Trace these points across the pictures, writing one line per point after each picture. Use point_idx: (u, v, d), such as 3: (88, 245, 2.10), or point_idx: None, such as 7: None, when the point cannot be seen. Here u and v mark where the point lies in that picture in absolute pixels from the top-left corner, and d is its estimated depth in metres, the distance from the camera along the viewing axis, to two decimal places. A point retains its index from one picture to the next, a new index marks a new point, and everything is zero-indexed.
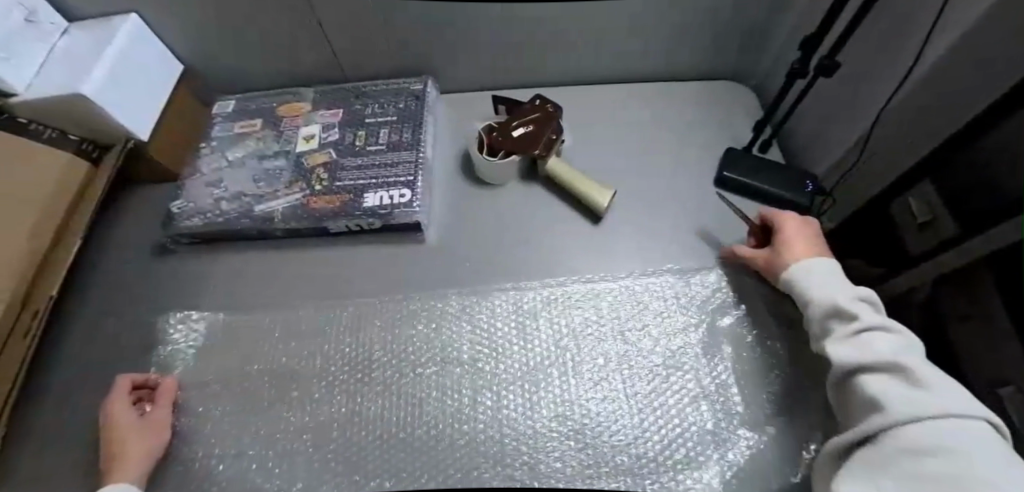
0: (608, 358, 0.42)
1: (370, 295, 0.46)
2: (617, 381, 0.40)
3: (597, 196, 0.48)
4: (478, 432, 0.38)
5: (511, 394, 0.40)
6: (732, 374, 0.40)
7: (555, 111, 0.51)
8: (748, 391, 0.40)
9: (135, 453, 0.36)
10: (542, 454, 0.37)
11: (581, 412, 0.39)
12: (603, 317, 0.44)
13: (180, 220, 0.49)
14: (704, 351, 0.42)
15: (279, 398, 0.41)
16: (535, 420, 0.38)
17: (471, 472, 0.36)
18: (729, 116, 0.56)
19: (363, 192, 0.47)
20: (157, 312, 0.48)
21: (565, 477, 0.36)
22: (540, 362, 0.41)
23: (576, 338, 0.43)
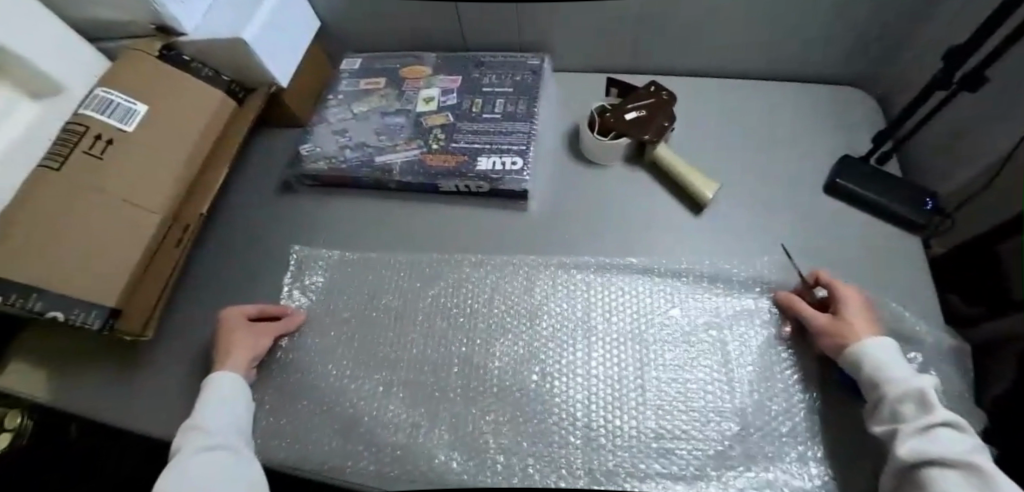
0: (696, 342, 0.43)
1: (473, 252, 0.49)
2: (703, 364, 0.41)
3: (703, 187, 0.48)
4: (564, 390, 0.40)
5: (597, 361, 0.42)
6: (829, 379, 0.40)
7: (668, 98, 0.51)
8: (847, 400, 0.39)
9: (238, 348, 0.42)
10: (635, 416, 0.39)
11: (675, 386, 0.40)
12: (695, 303, 0.45)
13: (308, 161, 0.54)
14: (801, 349, 0.42)
15: (388, 333, 0.45)
16: (629, 385, 0.40)
17: (553, 427, 0.38)
18: (847, 125, 0.54)
19: (477, 156, 0.50)
20: (282, 244, 0.53)
21: (643, 444, 0.37)
22: (628, 336, 0.43)
23: (670, 318, 0.44)
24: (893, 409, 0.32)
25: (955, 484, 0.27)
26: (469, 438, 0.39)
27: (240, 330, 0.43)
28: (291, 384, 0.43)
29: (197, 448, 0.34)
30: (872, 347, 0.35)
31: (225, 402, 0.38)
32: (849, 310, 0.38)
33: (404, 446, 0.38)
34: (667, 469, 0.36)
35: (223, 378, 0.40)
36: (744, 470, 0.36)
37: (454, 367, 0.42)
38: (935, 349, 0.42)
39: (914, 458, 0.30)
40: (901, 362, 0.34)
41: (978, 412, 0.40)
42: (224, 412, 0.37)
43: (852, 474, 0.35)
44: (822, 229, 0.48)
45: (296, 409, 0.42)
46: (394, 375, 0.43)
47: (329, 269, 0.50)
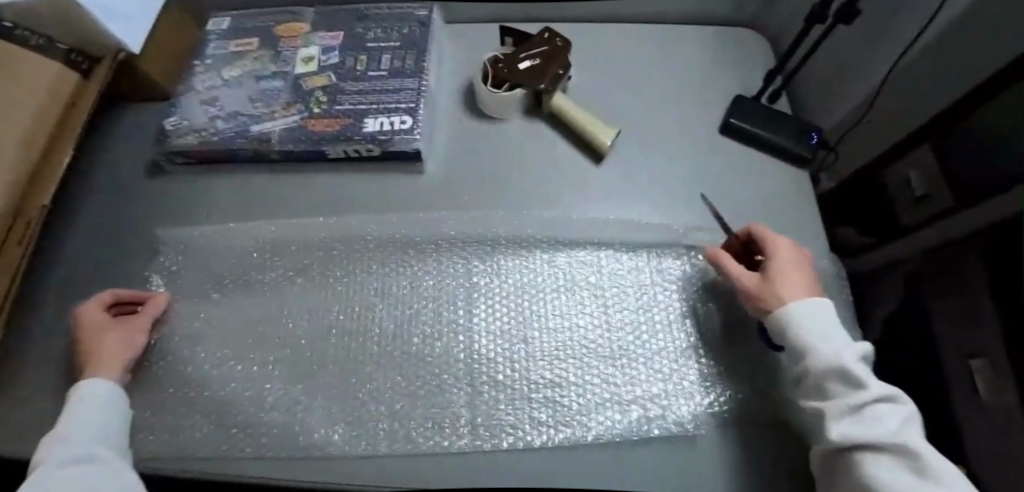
0: (584, 293, 0.43)
1: (367, 219, 0.46)
2: (590, 314, 0.42)
3: (600, 135, 0.48)
4: (457, 349, 0.41)
5: (489, 322, 0.42)
6: (707, 311, 0.43)
7: (563, 45, 0.49)
8: (721, 327, 0.42)
9: (111, 350, 0.38)
10: (519, 368, 0.40)
11: (560, 334, 0.42)
12: (585, 254, 0.45)
13: (174, 137, 0.48)
14: (681, 286, 0.44)
15: (285, 319, 0.43)
16: (516, 337, 0.41)
17: (444, 387, 0.40)
18: (742, 66, 0.55)
19: (363, 117, 0.46)
20: (153, 233, 0.48)
21: (528, 396, 0.39)
22: (518, 294, 0.43)
23: (560, 270, 0.44)
24: (821, 384, 0.31)
25: (887, 471, 0.27)
26: (369, 417, 0.39)
27: (106, 323, 0.40)
28: (179, 385, 0.41)
29: (66, 465, 0.31)
30: (799, 317, 0.33)
31: (89, 410, 0.34)
32: (776, 272, 0.37)
33: (310, 431, 0.39)
34: (548, 414, 0.38)
35: (99, 383, 0.36)
36: (620, 407, 0.38)
37: (356, 347, 0.41)
38: (817, 275, 0.44)
39: (845, 441, 0.29)
40: (835, 327, 0.33)
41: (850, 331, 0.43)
42: (95, 420, 0.34)
43: (722, 395, 0.39)
44: (717, 171, 0.49)
45: (188, 408, 0.40)
46: (292, 362, 0.41)
47: (216, 256, 0.46)
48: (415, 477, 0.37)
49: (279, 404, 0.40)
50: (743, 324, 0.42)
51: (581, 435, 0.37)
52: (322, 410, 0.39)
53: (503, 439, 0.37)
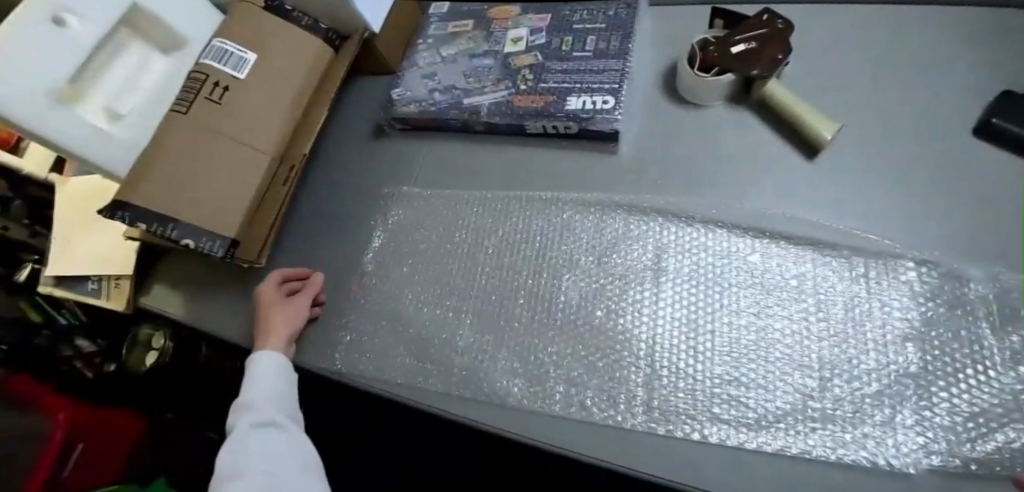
0: (782, 296, 0.40)
1: (557, 190, 0.48)
2: (787, 320, 0.39)
3: (819, 127, 0.43)
4: (637, 330, 0.41)
5: (672, 308, 0.41)
6: (941, 338, 0.37)
7: (784, 27, 0.46)
8: (960, 359, 0.36)
9: (278, 322, 0.47)
10: (701, 359, 0.39)
11: (750, 334, 0.40)
12: (786, 254, 0.41)
13: (399, 105, 0.56)
14: (904, 305, 0.38)
15: (477, 277, 0.48)
16: (700, 328, 0.40)
17: (622, 361, 0.41)
18: (1019, 56, 0.45)
19: (566, 95, 0.48)
20: (371, 186, 0.56)
21: (710, 390, 0.38)
22: (706, 285, 0.41)
23: (754, 268, 0.41)
24: None
25: None
26: (549, 378, 0.42)
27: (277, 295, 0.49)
28: (392, 320, 0.49)
29: (247, 432, 0.43)
30: None
31: (266, 383, 0.44)
32: None
33: (495, 380, 0.43)
34: (731, 414, 0.37)
35: (270, 355, 0.45)
36: (818, 426, 0.35)
37: (540, 313, 0.44)
38: None
39: None
40: None
41: None
42: (267, 392, 0.44)
43: (965, 442, 0.33)
44: (968, 179, 0.41)
45: (399, 341, 0.47)
46: (482, 316, 0.46)
47: (421, 212, 0.52)
48: (592, 445, 0.38)
49: (471, 350, 0.45)
50: (991, 363, 0.35)
51: (769, 445, 0.35)
52: (507, 363, 0.43)
53: (681, 428, 0.36)
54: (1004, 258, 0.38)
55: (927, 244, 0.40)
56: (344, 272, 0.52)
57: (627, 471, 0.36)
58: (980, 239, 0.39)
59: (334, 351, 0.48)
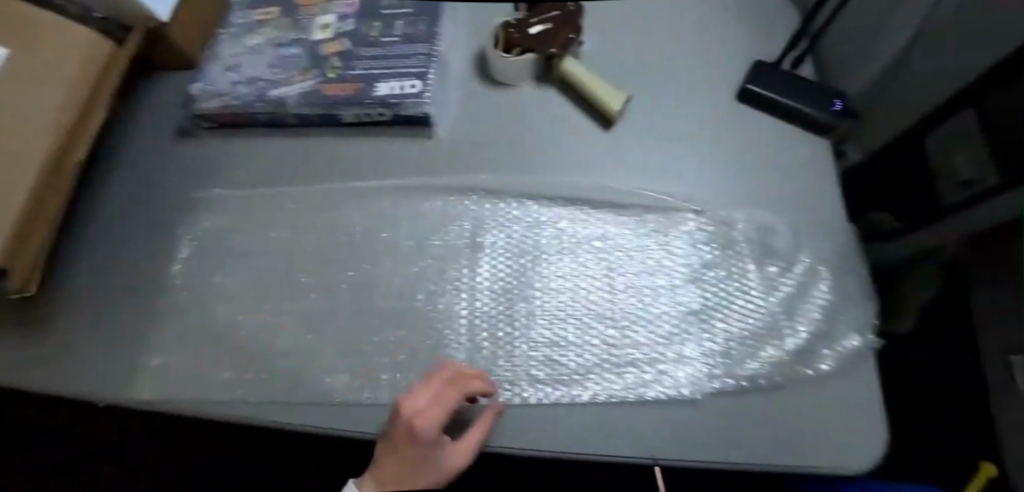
0: (588, 257, 0.43)
1: (376, 177, 0.48)
2: (593, 278, 0.42)
3: (609, 100, 0.47)
4: (458, 308, 0.42)
5: (489, 282, 0.42)
6: (714, 276, 0.42)
7: (577, 9, 0.48)
8: (728, 293, 0.41)
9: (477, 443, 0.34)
10: (517, 327, 0.40)
11: (561, 295, 0.41)
12: (590, 218, 0.44)
13: (201, 101, 0.50)
14: (687, 251, 0.43)
15: (298, 275, 0.45)
16: (516, 297, 0.42)
17: (443, 341, 0.41)
18: (768, 29, 0.52)
19: (375, 81, 0.47)
20: (177, 192, 0.50)
21: (525, 355, 0.39)
22: (520, 255, 0.43)
23: (563, 234, 0.44)
24: None
25: None
26: (373, 368, 0.40)
27: (405, 446, 0.34)
28: (202, 334, 0.44)
29: None
30: None
31: None
32: None
33: (317, 379, 0.40)
34: (545, 373, 0.38)
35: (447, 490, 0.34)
36: (617, 370, 0.38)
37: (363, 303, 0.43)
38: (832, 246, 0.43)
39: None
40: None
41: (859, 300, 0.42)
42: None
43: (727, 362, 0.39)
44: (733, 136, 0.47)
45: (210, 356, 0.42)
46: (302, 316, 0.43)
47: (237, 215, 0.48)
48: None
49: (292, 352, 0.42)
50: (749, 291, 0.41)
51: (577, 395, 0.37)
52: (330, 360, 0.41)
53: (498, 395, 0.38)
54: (757, 202, 0.44)
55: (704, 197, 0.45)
56: (148, 290, 0.46)
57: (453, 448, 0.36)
58: (743, 187, 0.45)
59: (135, 380, 0.42)
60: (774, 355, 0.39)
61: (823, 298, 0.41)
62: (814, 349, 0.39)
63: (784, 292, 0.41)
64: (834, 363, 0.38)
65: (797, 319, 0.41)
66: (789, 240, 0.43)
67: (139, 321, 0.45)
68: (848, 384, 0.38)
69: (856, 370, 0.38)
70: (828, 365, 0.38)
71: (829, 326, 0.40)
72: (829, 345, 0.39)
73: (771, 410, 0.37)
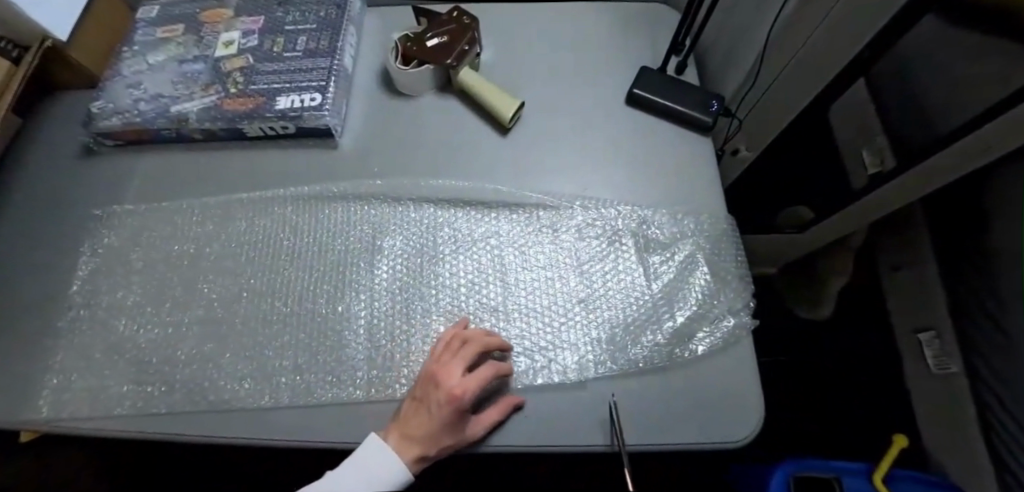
0: (482, 255, 0.45)
1: (282, 188, 0.49)
2: (487, 274, 0.44)
3: (503, 106, 0.49)
4: (356, 311, 0.43)
5: (387, 283, 0.44)
6: (599, 268, 0.45)
7: (471, 22, 0.51)
8: (613, 284, 0.44)
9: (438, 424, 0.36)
10: (411, 324, 0.42)
11: (455, 292, 0.43)
12: (485, 218, 0.47)
13: (100, 119, 0.50)
14: (574, 246, 0.46)
15: (200, 286, 0.45)
16: (413, 297, 0.43)
17: (341, 344, 0.42)
18: (656, 36, 0.56)
19: (275, 96, 0.49)
20: (81, 210, 0.50)
21: (420, 353, 0.41)
22: (417, 257, 0.45)
23: (459, 235, 0.46)
24: None
25: None
26: (272, 372, 0.41)
27: (450, 409, 0.36)
28: (101, 350, 0.43)
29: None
30: None
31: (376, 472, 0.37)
32: None
33: (217, 388, 0.40)
34: None
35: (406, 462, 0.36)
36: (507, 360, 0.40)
37: (264, 311, 0.43)
38: (712, 236, 0.46)
39: None
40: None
41: (737, 283, 0.44)
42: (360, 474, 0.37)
43: (610, 348, 0.41)
44: (622, 136, 0.50)
45: (108, 371, 0.42)
46: (204, 325, 0.43)
47: (143, 230, 0.48)
48: (313, 427, 0.38)
49: (190, 363, 0.42)
50: (633, 281, 0.44)
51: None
52: (229, 368, 0.41)
53: (396, 390, 0.39)
54: (644, 197, 0.47)
55: (594, 194, 0.48)
56: (46, 309, 0.46)
57: (353, 445, 0.38)
58: (631, 184, 0.48)
59: (29, 400, 0.42)
60: (653, 339, 0.41)
61: (701, 284, 0.44)
62: (690, 332, 0.41)
63: (665, 282, 0.44)
64: (709, 343, 0.41)
65: (677, 306, 0.43)
66: (672, 231, 0.46)
67: (35, 340, 0.44)
68: (721, 362, 0.40)
69: (729, 349, 0.41)
70: (703, 346, 0.41)
71: (706, 311, 0.43)
72: (705, 329, 0.42)
73: (650, 389, 0.39)
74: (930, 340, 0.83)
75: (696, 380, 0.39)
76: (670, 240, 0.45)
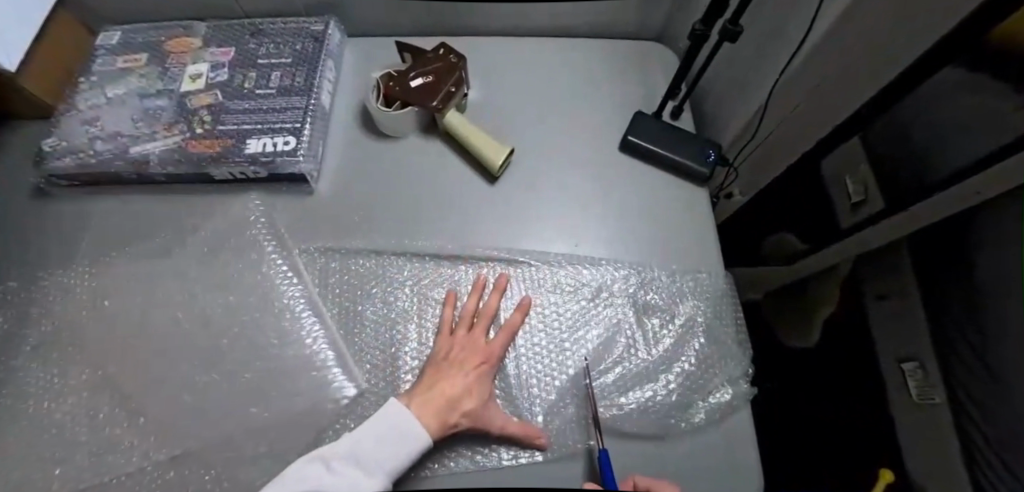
0: None
1: (254, 241, 0.45)
2: None
3: (492, 154, 0.46)
4: (331, 379, 0.39)
5: (368, 349, 0.41)
6: (593, 333, 0.42)
7: (458, 61, 0.48)
8: (609, 350, 0.42)
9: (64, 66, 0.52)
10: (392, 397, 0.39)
11: None
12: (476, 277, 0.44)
13: (52, 159, 0.46)
14: (568, 309, 0.43)
15: (155, 348, 0.41)
16: (397, 363, 0.40)
17: (312, 417, 0.38)
18: (650, 77, 0.54)
19: (245, 138, 0.45)
20: (28, 260, 0.45)
21: None
22: (400, 317, 0.42)
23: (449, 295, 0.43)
24: None
25: None
26: (234, 452, 0.37)
27: (475, 373, 0.38)
28: (40, 421, 0.38)
29: None
30: None
31: None
32: None
33: (173, 471, 0.36)
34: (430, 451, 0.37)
35: None
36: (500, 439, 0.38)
37: (228, 377, 0.39)
38: (709, 295, 0.44)
39: None
40: None
41: (734, 347, 0.43)
42: None
43: (608, 423, 0.38)
44: (614, 186, 0.48)
45: (48, 449, 0.37)
46: (160, 395, 0.39)
47: (96, 280, 0.44)
48: None
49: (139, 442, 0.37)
50: (629, 346, 0.42)
51: (461, 462, 0.37)
52: (188, 443, 0.37)
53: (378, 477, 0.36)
54: (636, 251, 0.45)
55: (589, 254, 0.45)
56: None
57: None
58: (625, 238, 0.46)
59: None
60: (649, 408, 0.39)
61: (700, 348, 0.42)
62: (690, 402, 0.40)
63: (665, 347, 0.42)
64: (708, 415, 0.39)
65: (678, 374, 0.41)
66: (668, 290, 0.44)
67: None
68: (725, 437, 0.38)
69: (730, 423, 0.39)
70: (702, 416, 0.39)
71: (706, 379, 0.41)
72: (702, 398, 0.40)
73: (649, 464, 0.37)
74: (913, 370, 0.80)
75: (695, 457, 0.37)
76: (666, 300, 0.44)
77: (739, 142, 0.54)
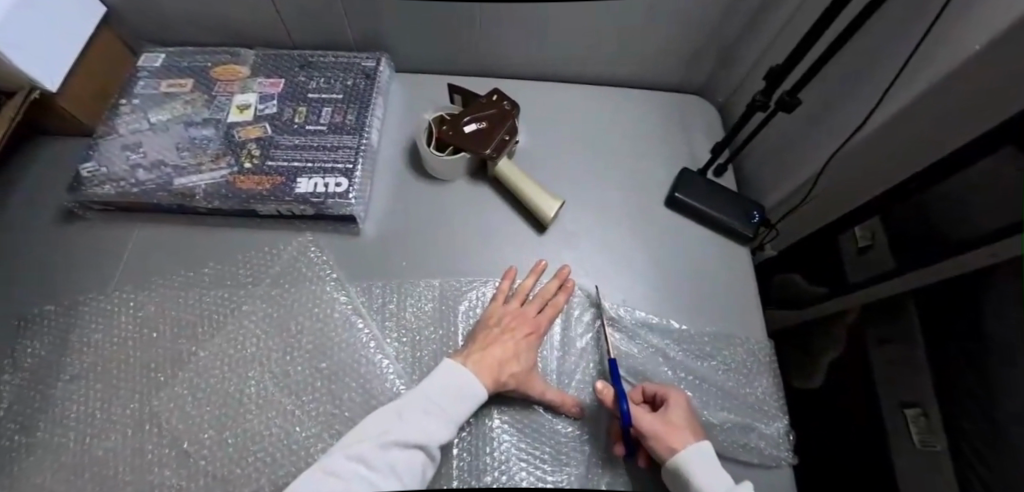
0: None
1: (302, 280, 0.44)
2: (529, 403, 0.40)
3: (544, 206, 0.46)
4: None
5: None
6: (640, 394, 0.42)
7: (511, 109, 0.48)
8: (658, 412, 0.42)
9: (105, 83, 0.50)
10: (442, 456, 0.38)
11: (489, 427, 0.39)
12: None
13: (89, 185, 0.44)
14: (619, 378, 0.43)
15: (200, 388, 0.40)
16: None
17: None
18: (693, 132, 0.55)
19: (296, 176, 0.44)
20: (65, 285, 0.44)
21: None
22: None
23: None
24: None
25: None
26: None
27: (525, 341, 0.40)
28: (78, 464, 0.36)
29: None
30: (694, 453, 0.33)
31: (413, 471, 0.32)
32: (671, 410, 0.36)
33: None
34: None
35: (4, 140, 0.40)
36: None
37: (278, 421, 0.38)
38: (751, 354, 0.45)
39: None
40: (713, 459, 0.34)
41: (776, 406, 0.43)
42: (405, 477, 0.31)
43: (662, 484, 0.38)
44: (660, 241, 0.49)
45: None
46: (208, 436, 0.38)
47: (142, 310, 0.43)
48: None
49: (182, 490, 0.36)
50: None
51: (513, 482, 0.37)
52: (242, 485, 0.36)
53: None
54: (682, 308, 0.46)
55: (638, 312, 0.45)
56: (16, 406, 0.39)
57: None
58: (671, 295, 0.46)
59: None
60: None
61: (744, 408, 0.43)
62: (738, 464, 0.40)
63: (708, 410, 0.42)
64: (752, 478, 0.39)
65: (726, 434, 0.41)
66: (715, 349, 0.45)
67: (6, 438, 0.38)
68: None
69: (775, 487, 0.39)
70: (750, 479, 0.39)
71: (751, 439, 0.41)
72: (748, 461, 0.40)
73: None
74: (915, 418, 0.69)
75: None
76: (712, 360, 0.44)
77: (789, 200, 0.55)
